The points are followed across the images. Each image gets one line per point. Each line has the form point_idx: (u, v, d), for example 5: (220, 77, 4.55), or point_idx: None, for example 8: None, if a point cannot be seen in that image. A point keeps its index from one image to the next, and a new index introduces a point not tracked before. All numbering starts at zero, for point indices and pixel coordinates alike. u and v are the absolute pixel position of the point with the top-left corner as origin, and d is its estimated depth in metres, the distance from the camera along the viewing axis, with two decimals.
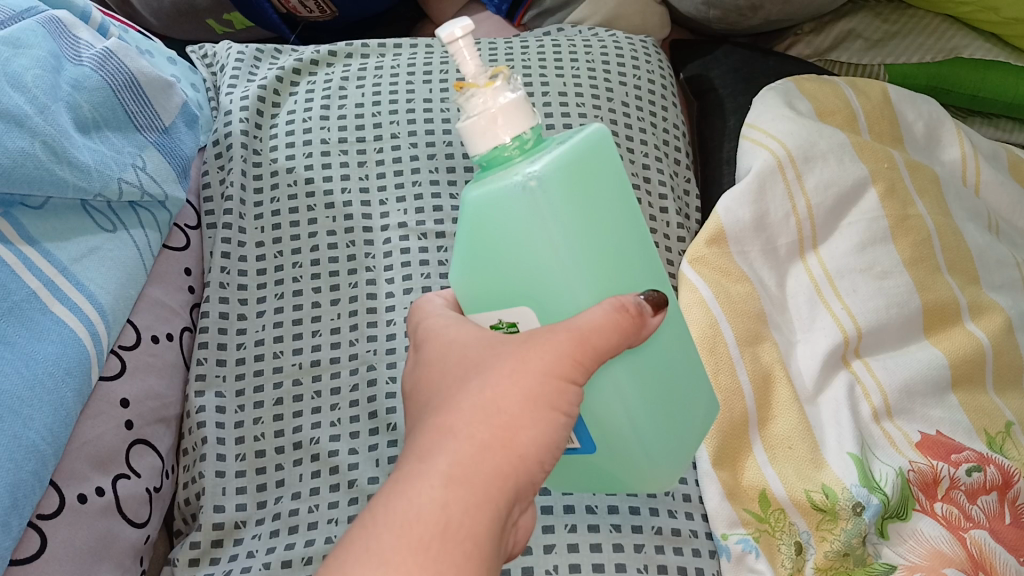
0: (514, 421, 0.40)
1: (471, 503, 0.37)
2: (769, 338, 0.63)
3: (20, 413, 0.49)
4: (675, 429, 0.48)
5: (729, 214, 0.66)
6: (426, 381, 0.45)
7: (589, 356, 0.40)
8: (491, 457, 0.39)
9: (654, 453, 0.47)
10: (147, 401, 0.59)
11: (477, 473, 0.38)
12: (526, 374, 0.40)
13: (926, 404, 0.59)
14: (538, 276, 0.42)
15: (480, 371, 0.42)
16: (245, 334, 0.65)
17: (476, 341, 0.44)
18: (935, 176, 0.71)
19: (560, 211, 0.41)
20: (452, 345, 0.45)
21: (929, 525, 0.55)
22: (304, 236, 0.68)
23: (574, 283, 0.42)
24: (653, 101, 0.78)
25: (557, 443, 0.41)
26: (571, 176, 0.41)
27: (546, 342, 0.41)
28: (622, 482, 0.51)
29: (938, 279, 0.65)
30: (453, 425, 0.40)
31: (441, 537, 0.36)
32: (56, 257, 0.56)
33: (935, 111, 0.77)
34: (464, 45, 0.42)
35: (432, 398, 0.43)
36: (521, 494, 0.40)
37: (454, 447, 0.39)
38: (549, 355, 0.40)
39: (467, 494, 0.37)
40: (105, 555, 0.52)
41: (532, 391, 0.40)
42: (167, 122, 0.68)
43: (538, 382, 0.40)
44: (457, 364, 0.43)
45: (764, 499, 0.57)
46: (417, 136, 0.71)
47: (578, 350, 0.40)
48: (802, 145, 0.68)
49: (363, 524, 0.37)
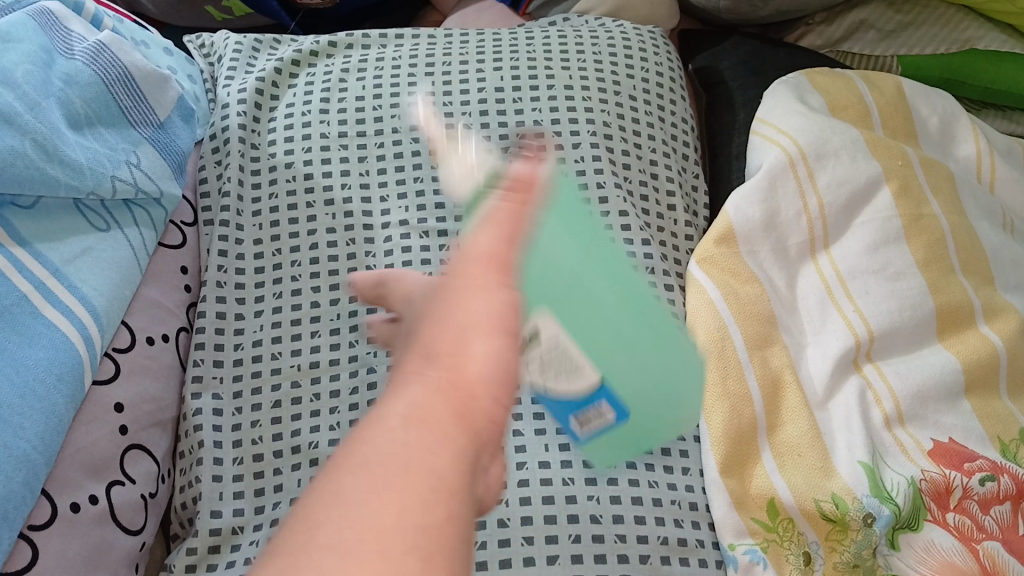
0: (461, 313, 0.29)
1: (426, 442, 0.25)
2: (779, 341, 0.61)
3: (11, 422, 0.48)
4: (646, 356, 0.43)
5: (739, 213, 0.65)
6: (398, 318, 0.38)
7: (514, 234, 0.31)
8: (443, 396, 0.26)
9: (636, 377, 0.42)
10: (143, 405, 0.58)
11: (437, 410, 0.26)
12: (461, 252, 0.31)
13: (938, 410, 0.58)
14: (576, 256, 0.41)
15: (426, 293, 0.34)
16: (242, 334, 0.63)
17: (422, 285, 0.37)
18: (950, 174, 0.69)
19: (571, 200, 0.42)
20: (413, 291, 0.38)
21: (942, 535, 0.53)
22: (303, 234, 0.67)
23: (582, 260, 0.42)
24: (661, 94, 0.77)
25: (517, 330, 0.29)
26: (563, 202, 0.41)
27: (469, 235, 0.33)
28: (648, 436, 0.45)
29: (951, 281, 0.63)
30: (410, 358, 0.28)
31: (410, 481, 0.23)
32: (48, 259, 0.55)
33: (950, 106, 0.75)
34: (429, 119, 0.44)
35: (406, 326, 0.36)
36: (486, 440, 0.27)
37: (405, 392, 0.26)
38: (469, 239, 0.32)
39: (431, 433, 0.25)
40: (99, 564, 0.51)
41: (463, 267, 0.30)
42: (162, 116, 0.65)
43: (468, 260, 0.30)
44: (418, 296, 0.36)
45: (773, 508, 0.55)
46: (419, 133, 0.71)
47: (502, 233, 0.31)
48: (815, 142, 0.67)
49: (304, 503, 0.23)
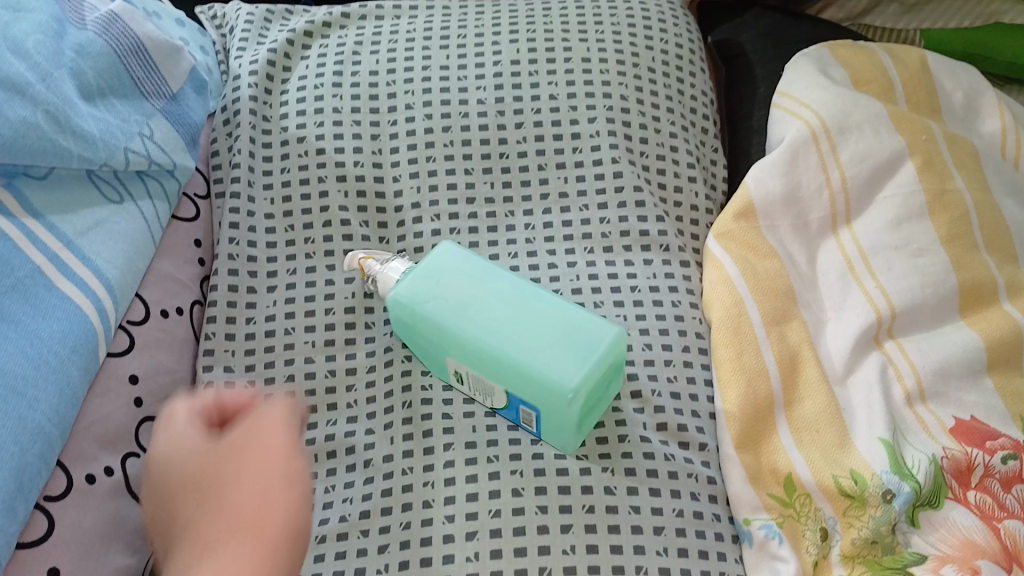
0: (267, 493, 0.50)
1: (249, 560, 0.47)
2: (798, 317, 0.60)
3: (25, 395, 0.47)
4: (545, 335, 0.53)
5: (759, 186, 0.64)
6: (201, 481, 0.51)
7: (272, 510, 0.50)
8: (254, 544, 0.48)
9: (548, 350, 0.53)
10: (157, 377, 0.57)
11: (236, 541, 0.48)
12: (274, 486, 0.51)
13: (961, 388, 0.57)
14: (501, 291, 0.56)
15: (218, 483, 0.51)
16: (254, 308, 0.63)
17: (254, 477, 0.51)
18: (974, 150, 0.68)
19: (486, 273, 0.57)
20: (172, 460, 0.52)
21: (963, 514, 0.52)
22: (316, 210, 0.67)
23: (500, 286, 0.56)
24: (681, 66, 0.75)
25: (303, 525, 0.50)
26: (490, 277, 0.57)
27: (263, 449, 0.52)
28: (571, 420, 0.53)
29: (975, 257, 0.62)
30: (212, 534, 0.48)
31: (251, 529, 0.49)
32: (61, 231, 0.54)
33: (975, 82, 0.74)
34: None
35: (187, 526, 0.50)
36: (272, 538, 0.49)
37: (188, 551, 0.48)
38: (261, 452, 0.52)
39: (252, 549, 0.48)
40: (114, 536, 0.51)
41: (272, 487, 0.51)
42: (174, 87, 0.65)
43: (281, 477, 0.52)
44: (197, 467, 0.52)
45: (790, 483, 0.55)
46: (432, 107, 0.71)
47: (263, 499, 0.50)
48: (838, 115, 0.67)
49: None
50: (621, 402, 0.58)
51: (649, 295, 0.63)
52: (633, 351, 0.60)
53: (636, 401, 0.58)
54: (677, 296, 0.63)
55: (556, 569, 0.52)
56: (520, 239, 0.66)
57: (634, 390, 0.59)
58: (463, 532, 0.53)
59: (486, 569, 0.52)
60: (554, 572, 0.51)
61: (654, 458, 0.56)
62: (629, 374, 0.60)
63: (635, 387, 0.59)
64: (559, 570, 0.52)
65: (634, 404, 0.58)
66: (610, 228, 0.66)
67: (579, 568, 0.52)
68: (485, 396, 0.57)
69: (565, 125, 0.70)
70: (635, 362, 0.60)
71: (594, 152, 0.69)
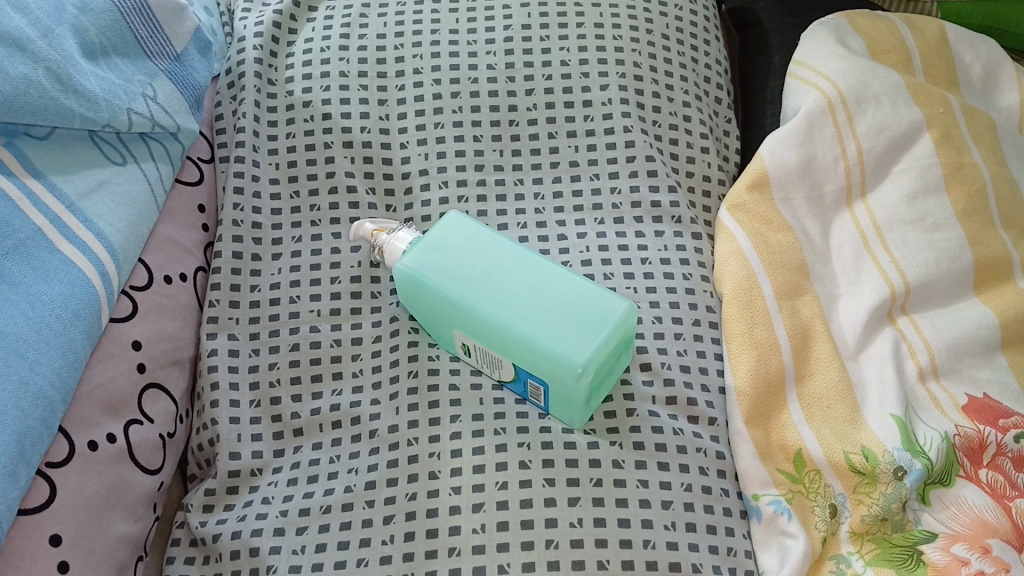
0: None
1: None
2: (811, 291, 0.59)
3: (27, 358, 0.47)
4: (550, 307, 0.52)
5: (774, 158, 0.63)
6: None
7: None
8: None
9: (548, 322, 0.52)
10: (161, 343, 0.57)
11: None
12: None
13: (973, 365, 0.56)
14: (509, 263, 0.55)
15: None
16: (259, 276, 0.62)
17: None
18: (992, 123, 0.67)
19: (494, 244, 0.56)
20: None
21: (974, 491, 0.52)
22: (322, 176, 0.66)
23: (502, 259, 0.55)
24: (694, 35, 0.74)
25: None
26: (495, 247, 0.55)
27: None
28: (579, 395, 0.52)
29: (991, 233, 0.61)
30: None
31: None
32: (63, 192, 0.54)
33: (995, 53, 0.73)
34: None
35: None
36: None
37: None
38: None
39: None
40: (116, 503, 0.50)
41: None
42: (178, 48, 0.63)
43: None
44: None
45: (800, 459, 0.54)
46: (441, 71, 0.69)
47: None
48: (855, 86, 0.66)
49: None
50: (630, 374, 0.58)
51: (660, 266, 0.62)
52: (643, 323, 0.60)
53: (646, 373, 0.58)
54: (689, 268, 0.62)
55: (563, 543, 0.51)
56: (530, 209, 0.65)
57: (644, 363, 0.58)
58: (469, 504, 0.52)
59: (492, 541, 0.51)
60: (561, 546, 0.51)
61: (663, 433, 0.55)
62: (639, 346, 0.59)
63: (645, 359, 0.58)
64: (566, 543, 0.51)
65: (644, 376, 0.58)
66: (622, 199, 0.65)
67: (586, 542, 0.51)
68: (492, 368, 0.56)
69: (577, 92, 0.69)
70: (645, 335, 0.59)
71: (605, 120, 0.68)
